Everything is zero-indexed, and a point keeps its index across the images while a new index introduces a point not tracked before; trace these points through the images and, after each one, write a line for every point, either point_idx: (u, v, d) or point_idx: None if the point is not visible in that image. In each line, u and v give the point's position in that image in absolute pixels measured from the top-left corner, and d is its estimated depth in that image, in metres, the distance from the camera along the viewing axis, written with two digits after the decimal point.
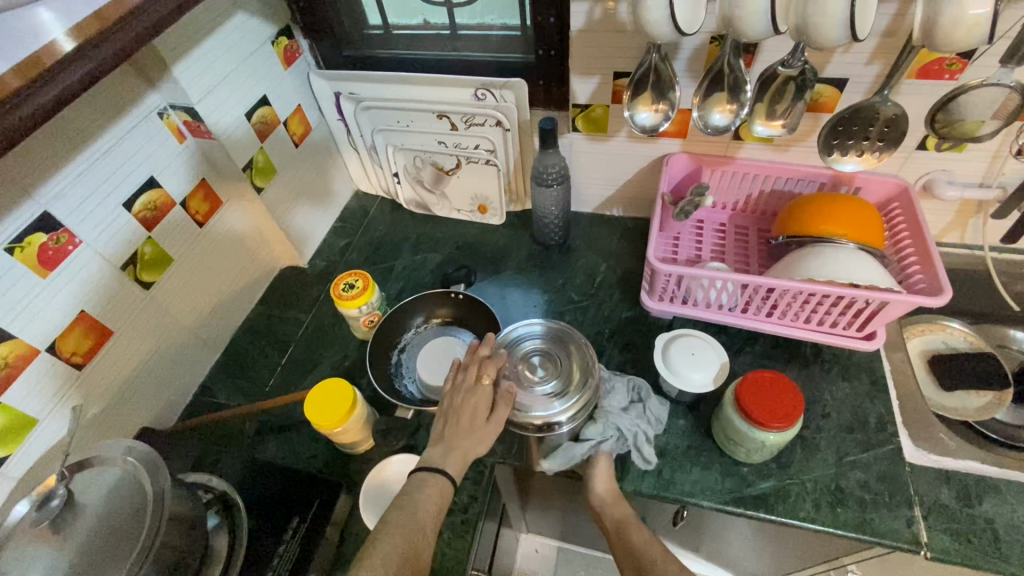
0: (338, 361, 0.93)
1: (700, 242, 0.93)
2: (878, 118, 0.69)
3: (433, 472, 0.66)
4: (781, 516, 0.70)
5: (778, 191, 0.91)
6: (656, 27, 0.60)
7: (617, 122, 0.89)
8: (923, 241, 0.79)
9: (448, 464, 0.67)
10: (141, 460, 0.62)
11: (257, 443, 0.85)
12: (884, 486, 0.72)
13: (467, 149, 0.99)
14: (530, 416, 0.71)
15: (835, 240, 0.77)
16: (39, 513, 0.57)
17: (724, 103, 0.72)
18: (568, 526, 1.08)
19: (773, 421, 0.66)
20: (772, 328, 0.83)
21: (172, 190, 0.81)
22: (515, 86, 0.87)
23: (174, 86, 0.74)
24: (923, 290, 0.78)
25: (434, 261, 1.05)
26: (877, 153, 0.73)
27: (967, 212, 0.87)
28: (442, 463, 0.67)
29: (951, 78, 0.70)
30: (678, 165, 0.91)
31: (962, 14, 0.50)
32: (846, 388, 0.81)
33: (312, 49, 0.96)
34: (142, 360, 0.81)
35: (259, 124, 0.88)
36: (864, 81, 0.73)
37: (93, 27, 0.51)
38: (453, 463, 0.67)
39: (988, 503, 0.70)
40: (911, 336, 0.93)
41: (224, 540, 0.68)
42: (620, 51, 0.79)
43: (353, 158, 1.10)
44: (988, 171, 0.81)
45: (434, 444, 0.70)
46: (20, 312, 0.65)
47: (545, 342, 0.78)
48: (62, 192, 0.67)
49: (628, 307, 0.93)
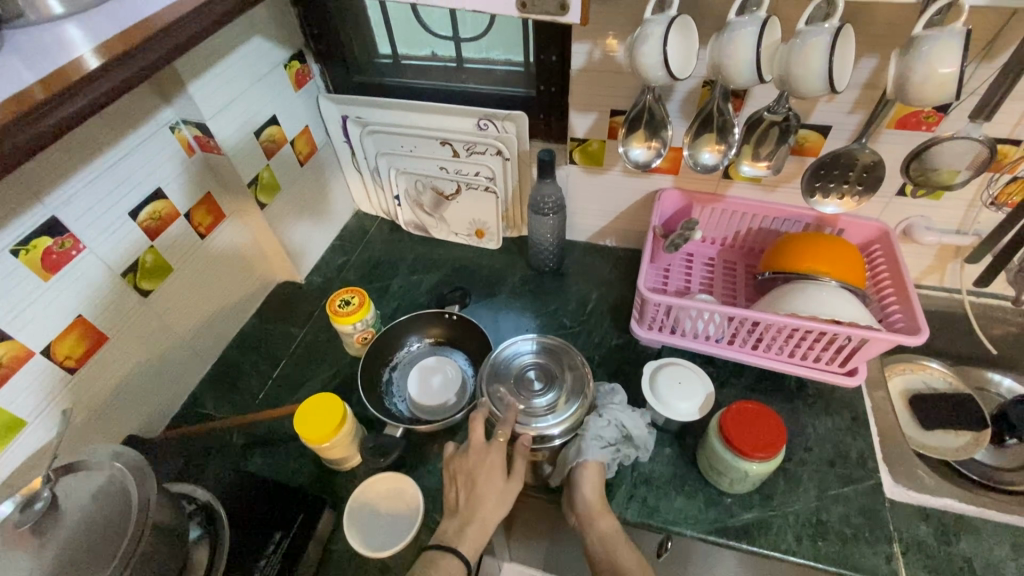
0: (329, 377, 0.93)
1: (689, 274, 0.96)
2: (856, 164, 0.73)
3: (443, 551, 0.65)
4: (763, 548, 0.71)
5: (765, 229, 0.94)
6: (650, 71, 0.63)
7: (612, 157, 0.92)
8: (902, 283, 0.82)
9: (462, 543, 0.66)
10: (127, 466, 0.62)
11: (244, 456, 0.85)
12: (864, 521, 0.73)
13: (467, 175, 1.02)
14: (524, 430, 0.73)
15: (818, 277, 0.80)
16: (21, 515, 0.58)
17: (713, 142, 0.75)
18: (552, 556, 1.07)
19: (756, 450, 0.67)
20: (757, 361, 0.85)
21: (177, 202, 0.83)
22: (516, 118, 0.91)
23: (188, 102, 0.76)
24: (902, 328, 0.81)
25: (430, 282, 1.07)
26: (856, 197, 0.76)
27: (945, 256, 0.91)
28: (451, 542, 0.67)
29: (928, 129, 0.74)
30: (670, 200, 0.94)
31: (932, 73, 0.54)
32: (828, 423, 0.82)
33: (322, 73, 1.00)
34: (134, 367, 0.82)
35: (267, 142, 0.90)
36: (846, 129, 0.77)
37: (119, 44, 0.54)
38: (469, 542, 0.66)
39: (966, 542, 0.72)
40: (893, 374, 0.96)
41: (204, 553, 0.67)
42: (616, 91, 0.83)
43: (355, 179, 1.13)
44: (964, 218, 0.85)
45: (451, 517, 0.69)
46: (19, 314, 0.66)
47: (542, 357, 0.80)
48: (70, 199, 0.68)
49: (618, 335, 0.95)
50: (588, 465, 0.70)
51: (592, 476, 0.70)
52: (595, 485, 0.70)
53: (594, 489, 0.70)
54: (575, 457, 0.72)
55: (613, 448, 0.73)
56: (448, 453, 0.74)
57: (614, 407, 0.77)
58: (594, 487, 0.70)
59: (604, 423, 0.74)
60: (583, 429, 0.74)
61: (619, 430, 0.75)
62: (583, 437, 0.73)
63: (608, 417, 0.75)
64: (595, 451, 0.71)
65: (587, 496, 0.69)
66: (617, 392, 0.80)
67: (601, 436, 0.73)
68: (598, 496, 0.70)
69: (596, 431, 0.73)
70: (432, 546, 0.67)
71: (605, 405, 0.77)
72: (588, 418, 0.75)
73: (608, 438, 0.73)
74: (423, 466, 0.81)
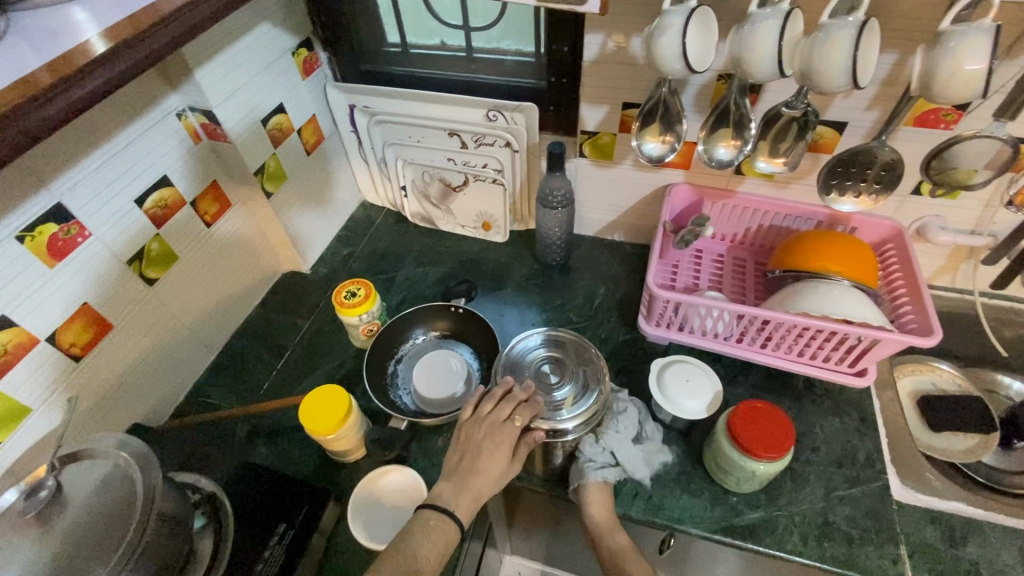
0: (334, 368, 0.93)
1: (697, 271, 0.95)
2: (874, 162, 0.71)
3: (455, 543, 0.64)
4: (769, 548, 0.70)
5: (776, 227, 0.93)
6: (667, 64, 0.62)
7: (623, 150, 0.91)
8: (916, 283, 0.81)
9: (457, 505, 0.65)
10: (132, 456, 0.62)
11: (248, 446, 0.84)
12: (871, 523, 0.72)
13: (475, 167, 1.01)
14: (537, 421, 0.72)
15: (829, 276, 0.78)
16: (26, 503, 0.57)
17: (728, 137, 0.73)
18: (554, 550, 1.07)
19: (763, 450, 0.67)
20: (766, 359, 0.84)
21: (182, 189, 0.82)
22: (526, 110, 0.90)
23: (195, 89, 0.75)
24: (915, 330, 0.79)
25: (436, 274, 1.06)
26: (873, 196, 0.75)
27: (959, 257, 0.90)
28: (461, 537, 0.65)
29: (946, 127, 0.72)
30: (680, 195, 0.93)
31: (958, 69, 0.52)
32: (836, 424, 0.82)
33: (330, 61, 0.99)
34: (139, 356, 0.81)
35: (273, 130, 0.89)
36: (863, 126, 0.76)
37: (125, 29, 0.53)
38: (465, 506, 0.65)
39: (973, 545, 0.71)
40: (902, 375, 0.95)
41: (207, 543, 0.67)
42: (629, 84, 0.81)
43: (362, 169, 1.12)
44: (979, 219, 0.84)
45: (447, 479, 0.68)
46: (25, 301, 0.66)
47: (556, 351, 0.79)
48: (75, 186, 0.68)
49: (625, 331, 0.94)
50: (589, 487, 0.72)
51: (595, 498, 0.72)
52: (601, 504, 0.72)
53: (600, 511, 0.71)
54: (575, 480, 0.73)
55: (612, 470, 0.73)
56: (462, 417, 0.73)
57: (610, 430, 0.75)
58: (600, 508, 0.71)
59: (599, 449, 0.73)
60: (580, 453, 0.74)
61: (615, 454, 0.74)
62: (580, 459, 0.73)
63: (604, 442, 0.74)
64: (589, 477, 0.72)
65: (595, 519, 0.71)
66: (626, 412, 0.77)
67: (595, 460, 0.73)
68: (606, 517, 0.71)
69: (593, 455, 0.73)
70: (427, 505, 0.65)
71: (606, 426, 0.75)
72: (583, 443, 0.74)
73: (604, 460, 0.73)
74: (427, 459, 0.81)
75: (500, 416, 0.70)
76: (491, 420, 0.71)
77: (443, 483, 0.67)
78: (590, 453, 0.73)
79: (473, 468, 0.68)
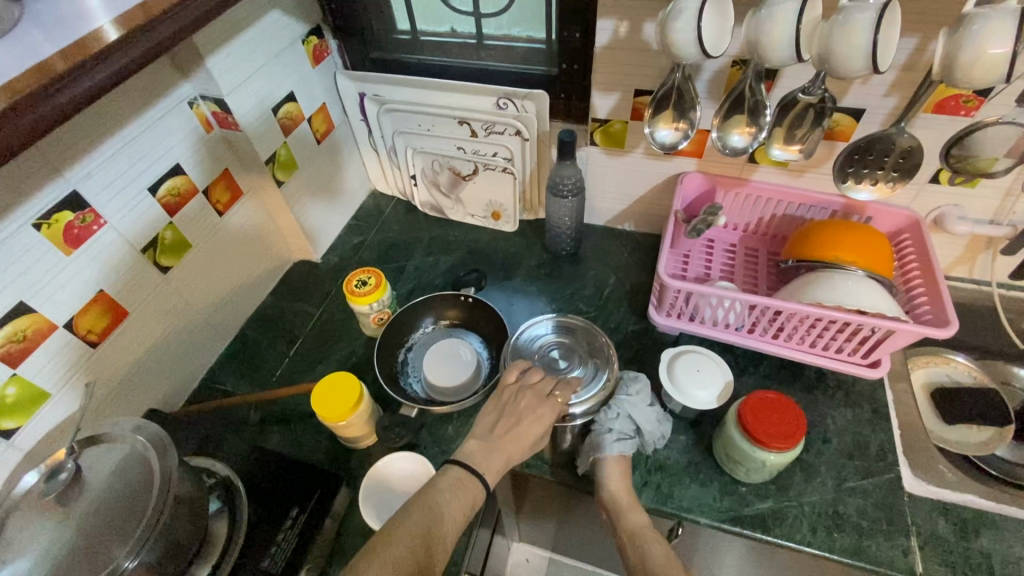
0: (345, 356, 0.94)
1: (709, 261, 0.94)
2: (893, 149, 0.70)
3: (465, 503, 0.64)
4: (778, 537, 0.70)
5: (790, 216, 0.92)
6: (682, 49, 0.61)
7: (635, 139, 0.90)
8: (932, 274, 0.80)
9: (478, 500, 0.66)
10: (149, 439, 0.63)
11: (261, 433, 0.86)
12: (881, 514, 0.72)
13: (485, 156, 1.01)
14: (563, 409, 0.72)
15: (843, 267, 0.77)
16: (46, 485, 0.58)
17: (744, 124, 0.72)
18: (562, 536, 1.07)
19: (773, 440, 0.67)
20: (778, 351, 0.83)
21: (195, 178, 0.82)
22: (536, 97, 0.89)
23: (206, 77, 0.75)
24: (930, 320, 0.79)
25: (446, 263, 1.06)
26: (890, 183, 0.74)
27: (976, 247, 0.89)
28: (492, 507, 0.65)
29: (967, 114, 0.71)
30: (693, 183, 0.92)
31: (981, 54, 0.51)
32: (847, 415, 0.81)
33: (340, 49, 0.98)
34: (154, 342, 0.83)
35: (284, 119, 0.89)
36: (881, 112, 0.75)
37: (138, 16, 0.53)
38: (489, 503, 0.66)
39: (985, 538, 0.71)
40: (916, 367, 0.94)
41: (223, 525, 0.68)
42: (641, 70, 0.80)
43: (372, 158, 1.12)
44: (999, 208, 0.82)
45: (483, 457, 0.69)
46: (43, 288, 0.67)
47: (565, 337, 0.80)
48: (90, 174, 0.68)
49: (635, 322, 0.94)
50: (606, 460, 0.71)
51: (614, 473, 0.71)
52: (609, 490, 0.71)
53: (618, 485, 0.71)
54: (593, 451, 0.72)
55: (630, 441, 0.73)
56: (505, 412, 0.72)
57: (626, 399, 0.74)
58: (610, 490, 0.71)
59: (616, 416, 0.73)
60: (596, 423, 0.74)
61: (632, 421, 0.73)
62: (596, 431, 0.73)
63: (622, 410, 0.74)
64: (610, 446, 0.71)
65: (613, 490, 0.70)
66: (640, 382, 0.76)
67: (613, 429, 0.73)
68: (626, 492, 0.71)
69: (610, 424, 0.73)
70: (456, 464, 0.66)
71: (619, 393, 0.75)
72: (600, 414, 0.74)
73: (622, 430, 0.73)
74: (436, 446, 0.81)
75: (509, 408, 0.71)
76: (503, 407, 0.71)
77: (475, 443, 0.68)
78: (610, 422, 0.73)
79: (478, 455, 0.67)
